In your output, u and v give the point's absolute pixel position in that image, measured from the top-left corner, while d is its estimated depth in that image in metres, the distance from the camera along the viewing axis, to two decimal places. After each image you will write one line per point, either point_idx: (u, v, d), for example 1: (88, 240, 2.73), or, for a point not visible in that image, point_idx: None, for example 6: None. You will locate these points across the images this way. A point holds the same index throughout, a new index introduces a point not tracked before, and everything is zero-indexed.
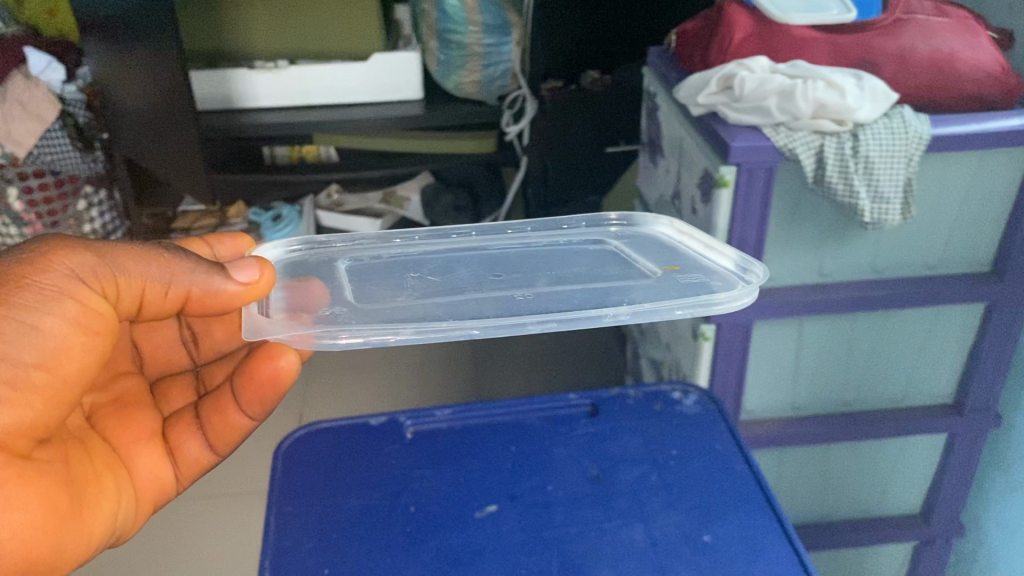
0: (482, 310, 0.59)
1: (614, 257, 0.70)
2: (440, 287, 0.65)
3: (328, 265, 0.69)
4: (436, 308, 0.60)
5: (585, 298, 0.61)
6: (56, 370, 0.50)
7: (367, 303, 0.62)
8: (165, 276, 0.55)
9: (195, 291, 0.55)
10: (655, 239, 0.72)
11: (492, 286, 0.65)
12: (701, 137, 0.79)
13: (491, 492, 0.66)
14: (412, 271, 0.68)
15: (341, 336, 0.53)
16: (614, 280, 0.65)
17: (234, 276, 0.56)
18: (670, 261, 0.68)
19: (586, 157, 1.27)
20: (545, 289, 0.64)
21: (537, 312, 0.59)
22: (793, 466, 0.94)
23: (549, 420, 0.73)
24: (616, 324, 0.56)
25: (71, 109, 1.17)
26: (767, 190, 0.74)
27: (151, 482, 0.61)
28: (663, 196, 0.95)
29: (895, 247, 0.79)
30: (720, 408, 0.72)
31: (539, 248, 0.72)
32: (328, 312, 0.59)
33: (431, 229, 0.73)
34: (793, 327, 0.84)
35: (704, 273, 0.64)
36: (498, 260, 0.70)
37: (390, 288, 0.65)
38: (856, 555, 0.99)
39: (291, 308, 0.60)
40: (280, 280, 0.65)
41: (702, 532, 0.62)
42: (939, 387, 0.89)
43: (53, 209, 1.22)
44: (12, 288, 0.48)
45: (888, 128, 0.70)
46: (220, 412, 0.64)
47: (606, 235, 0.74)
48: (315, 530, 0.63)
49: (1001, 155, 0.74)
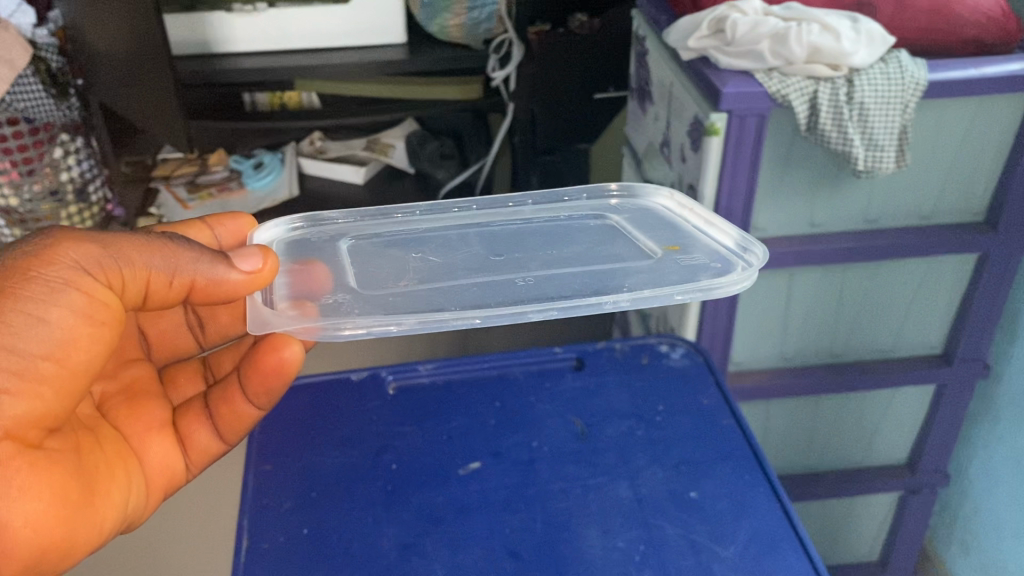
0: (481, 299, 0.58)
1: (612, 234, 0.68)
2: (439, 270, 0.63)
3: (330, 244, 0.67)
4: (437, 296, 0.59)
5: (583, 286, 0.59)
6: (64, 361, 0.48)
7: (366, 293, 0.59)
8: (169, 267, 0.53)
9: (200, 281, 0.54)
10: (655, 214, 0.70)
11: (491, 271, 0.63)
12: (692, 83, 0.77)
13: (475, 447, 0.64)
14: (414, 249, 0.67)
15: (345, 328, 0.53)
16: (615, 261, 0.64)
17: (239, 266, 0.55)
18: (671, 239, 0.66)
19: (576, 103, 1.24)
20: (545, 273, 0.62)
21: (541, 300, 0.58)
22: (781, 417, 0.94)
23: (535, 374, 0.71)
24: (616, 310, 0.55)
25: (43, 53, 1.14)
26: (759, 137, 0.71)
27: (163, 470, 0.59)
28: (651, 144, 0.92)
29: (889, 196, 0.78)
30: (708, 361, 0.71)
31: (540, 224, 0.70)
32: (332, 300, 0.58)
33: (434, 206, 0.72)
34: (783, 277, 0.82)
35: (702, 255, 0.63)
36: (497, 238, 0.69)
37: (391, 271, 0.63)
38: (842, 504, 1.00)
39: (295, 295, 0.59)
40: (284, 263, 0.64)
41: (689, 489, 0.60)
42: (930, 337, 0.88)
43: (29, 156, 1.19)
44: (18, 280, 0.47)
45: (884, 73, 0.68)
46: (227, 403, 0.62)
47: (607, 210, 0.72)
48: (294, 490, 0.61)
49: (999, 100, 0.72)
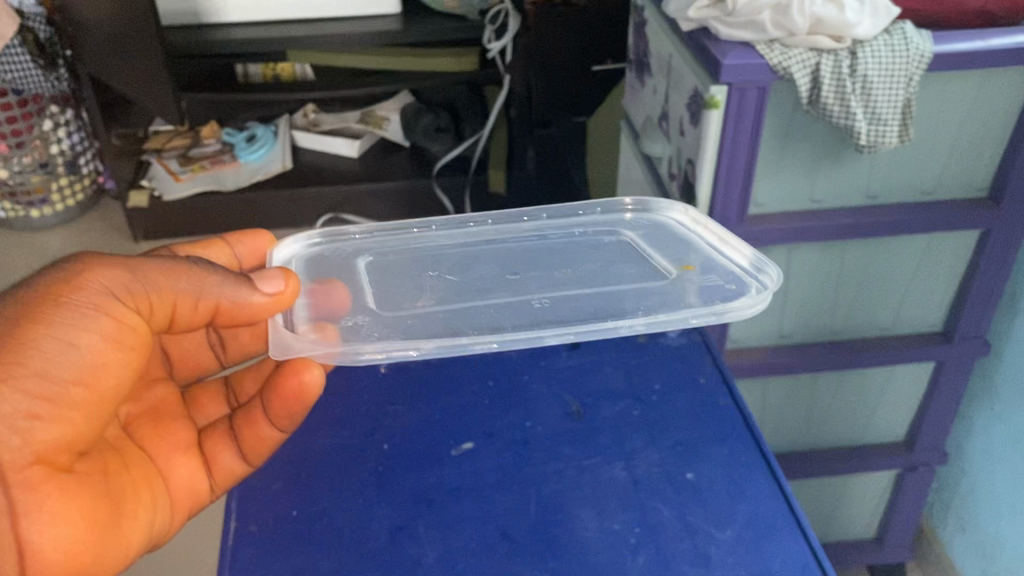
0: (499, 323, 0.60)
1: (628, 252, 0.69)
2: (456, 289, 0.65)
3: (349, 263, 0.68)
4: (454, 321, 0.60)
5: (597, 309, 0.61)
6: (94, 386, 0.49)
7: (388, 319, 0.61)
8: (194, 290, 0.54)
9: (224, 304, 0.55)
10: (667, 229, 0.70)
11: (506, 291, 0.65)
12: (691, 54, 0.75)
13: (467, 427, 0.63)
14: (432, 269, 0.68)
15: (364, 352, 0.53)
16: (627, 281, 0.65)
17: (262, 288, 0.56)
18: (682, 257, 0.66)
19: (574, 78, 1.23)
20: (557, 295, 0.64)
21: (557, 325, 0.59)
22: (778, 394, 0.93)
23: (530, 353, 0.70)
24: (631, 334, 0.56)
25: (33, 30, 1.36)
26: (760, 110, 0.70)
27: (188, 490, 0.57)
28: (649, 118, 0.90)
29: (891, 171, 0.76)
30: (707, 339, 0.70)
31: (554, 241, 0.71)
32: (351, 323, 0.60)
33: (447, 222, 0.72)
34: (782, 254, 0.81)
35: (717, 275, 0.64)
36: (511, 256, 0.70)
37: (409, 291, 0.65)
38: (838, 481, 0.99)
39: (314, 318, 0.60)
40: (303, 283, 0.64)
41: (685, 470, 0.59)
42: (930, 314, 0.87)
43: (20, 130, 1.56)
44: (50, 306, 0.48)
45: (888, 45, 0.66)
46: (250, 424, 0.58)
47: (622, 225, 0.72)
48: (283, 471, 0.60)
49: (1005, 73, 0.70)
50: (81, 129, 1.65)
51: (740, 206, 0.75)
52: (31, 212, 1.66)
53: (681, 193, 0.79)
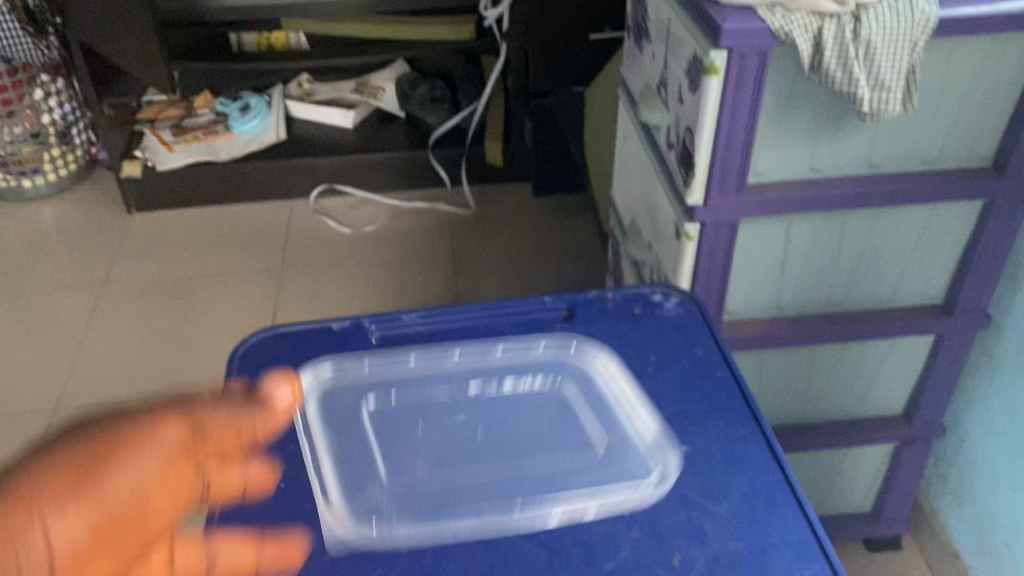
0: (428, 488, 0.57)
1: (559, 410, 0.63)
2: (439, 444, 0.60)
3: (352, 411, 0.62)
4: (446, 496, 0.57)
5: (508, 481, 0.58)
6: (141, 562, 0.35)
7: (396, 492, 0.57)
8: (234, 429, 0.42)
9: (254, 439, 0.43)
10: (597, 390, 0.64)
11: (469, 451, 0.60)
12: (691, 18, 0.72)
13: (459, 399, 0.62)
14: (420, 419, 0.62)
15: (395, 528, 0.54)
16: (550, 449, 0.60)
17: (273, 402, 0.44)
18: (609, 423, 0.61)
19: (573, 46, 1.26)
20: (473, 462, 0.59)
21: (473, 505, 0.56)
22: (776, 367, 0.91)
23: (523, 326, 0.68)
24: (534, 526, 0.54)
25: None
26: (761, 75, 0.68)
27: None
28: (647, 85, 0.88)
29: (895, 140, 0.74)
30: (704, 311, 0.68)
31: (496, 383, 0.64)
32: (371, 498, 0.56)
33: (442, 350, 0.66)
34: (781, 225, 0.79)
35: (632, 459, 0.59)
36: (463, 399, 0.63)
37: (410, 450, 0.59)
38: (834, 455, 0.98)
39: (341, 486, 0.56)
40: (318, 436, 0.60)
41: (680, 443, 0.58)
42: (931, 287, 0.85)
43: (11, 97, 1.54)
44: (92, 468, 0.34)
45: (892, 9, 0.64)
46: None
47: (563, 367, 0.66)
48: (270, 443, 0.59)
49: (1012, 39, 0.69)
50: (72, 99, 1.64)
51: (739, 174, 0.74)
52: (25, 182, 1.64)
53: (679, 163, 0.77)
